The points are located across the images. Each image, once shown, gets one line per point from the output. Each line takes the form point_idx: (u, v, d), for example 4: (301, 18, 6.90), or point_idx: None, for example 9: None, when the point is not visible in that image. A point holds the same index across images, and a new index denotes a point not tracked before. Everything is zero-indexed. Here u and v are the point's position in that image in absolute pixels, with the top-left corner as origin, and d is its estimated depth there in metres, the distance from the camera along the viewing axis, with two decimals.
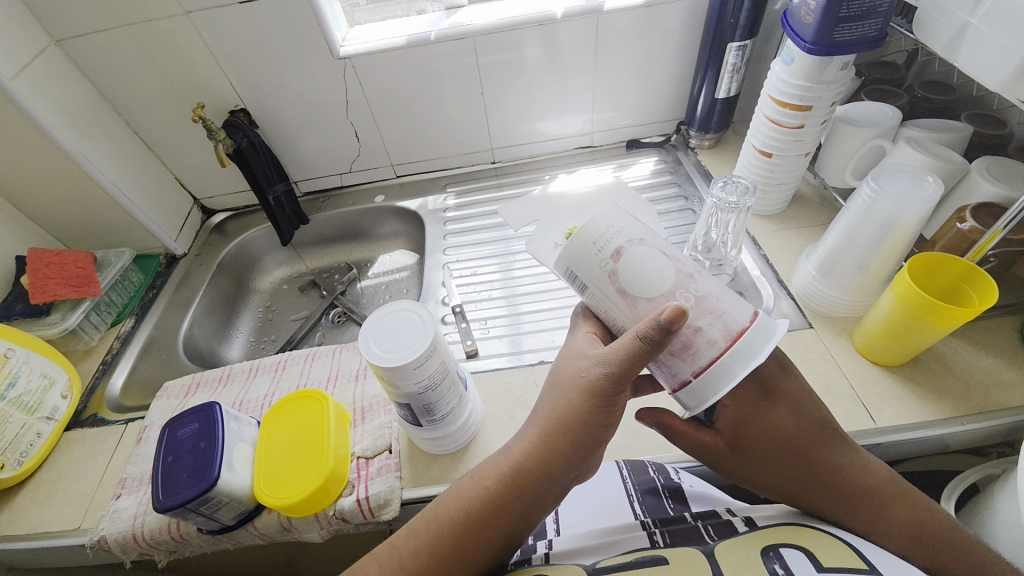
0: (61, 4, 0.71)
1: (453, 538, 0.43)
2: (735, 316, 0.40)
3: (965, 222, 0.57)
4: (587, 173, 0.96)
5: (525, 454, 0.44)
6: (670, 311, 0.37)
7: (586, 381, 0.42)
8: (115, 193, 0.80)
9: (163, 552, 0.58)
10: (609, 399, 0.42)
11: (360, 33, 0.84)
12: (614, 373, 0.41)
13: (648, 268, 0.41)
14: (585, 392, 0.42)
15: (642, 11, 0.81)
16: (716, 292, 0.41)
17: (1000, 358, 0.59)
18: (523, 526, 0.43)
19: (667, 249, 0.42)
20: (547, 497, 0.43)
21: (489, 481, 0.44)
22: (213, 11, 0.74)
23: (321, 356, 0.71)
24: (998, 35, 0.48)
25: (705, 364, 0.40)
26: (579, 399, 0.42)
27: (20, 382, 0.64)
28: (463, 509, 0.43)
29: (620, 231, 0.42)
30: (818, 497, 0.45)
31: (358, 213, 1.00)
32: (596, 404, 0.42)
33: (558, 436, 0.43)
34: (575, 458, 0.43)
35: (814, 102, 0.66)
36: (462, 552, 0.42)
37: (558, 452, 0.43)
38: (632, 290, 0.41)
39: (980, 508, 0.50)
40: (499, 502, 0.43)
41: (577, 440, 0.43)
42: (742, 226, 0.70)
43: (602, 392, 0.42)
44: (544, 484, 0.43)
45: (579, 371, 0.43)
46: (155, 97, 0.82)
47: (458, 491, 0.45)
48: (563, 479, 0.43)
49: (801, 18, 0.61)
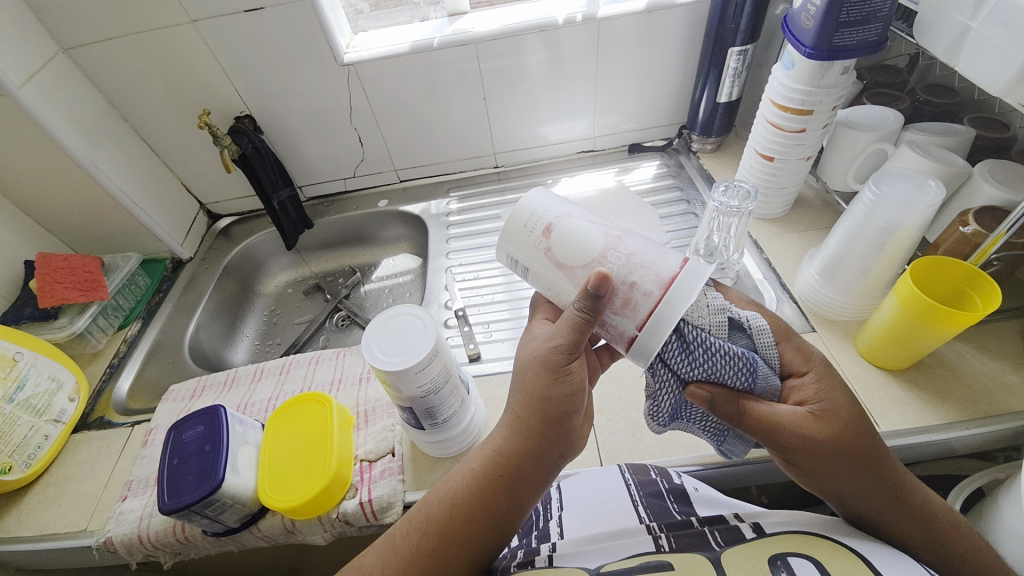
0: (70, 13, 0.72)
1: (445, 522, 0.43)
2: (663, 266, 0.42)
3: (968, 226, 0.57)
4: (589, 177, 0.97)
5: (507, 438, 0.44)
6: (595, 277, 0.40)
7: (541, 356, 0.44)
8: (122, 198, 0.81)
9: (169, 554, 0.59)
10: (563, 369, 0.43)
11: (363, 40, 0.85)
12: (563, 343, 0.43)
13: (577, 237, 0.44)
14: (540, 366, 0.44)
15: (643, 17, 0.81)
16: (643, 250, 0.43)
17: (1006, 362, 0.58)
18: (510, 511, 0.44)
19: (595, 219, 0.46)
20: (533, 477, 0.44)
21: (476, 464, 0.45)
22: (219, 18, 0.75)
23: (325, 359, 0.72)
24: (999, 40, 0.48)
25: (645, 316, 0.41)
26: (537, 375, 0.44)
27: (28, 385, 0.65)
28: (453, 494, 0.44)
29: (547, 210, 0.46)
30: (879, 480, 0.43)
31: (362, 218, 1.00)
32: (551, 376, 0.43)
33: (529, 416, 0.44)
34: (549, 433, 0.44)
35: (814, 106, 0.66)
36: (455, 537, 0.42)
37: (534, 432, 0.43)
38: (568, 261, 0.44)
39: (986, 513, 0.50)
40: (485, 484, 0.43)
41: (545, 414, 0.43)
42: (743, 230, 0.71)
43: (556, 364, 0.43)
44: (526, 463, 0.44)
45: (533, 349, 0.45)
46: (162, 104, 0.84)
47: (448, 478, 0.46)
48: (547, 458, 0.44)
49: (802, 23, 0.61)
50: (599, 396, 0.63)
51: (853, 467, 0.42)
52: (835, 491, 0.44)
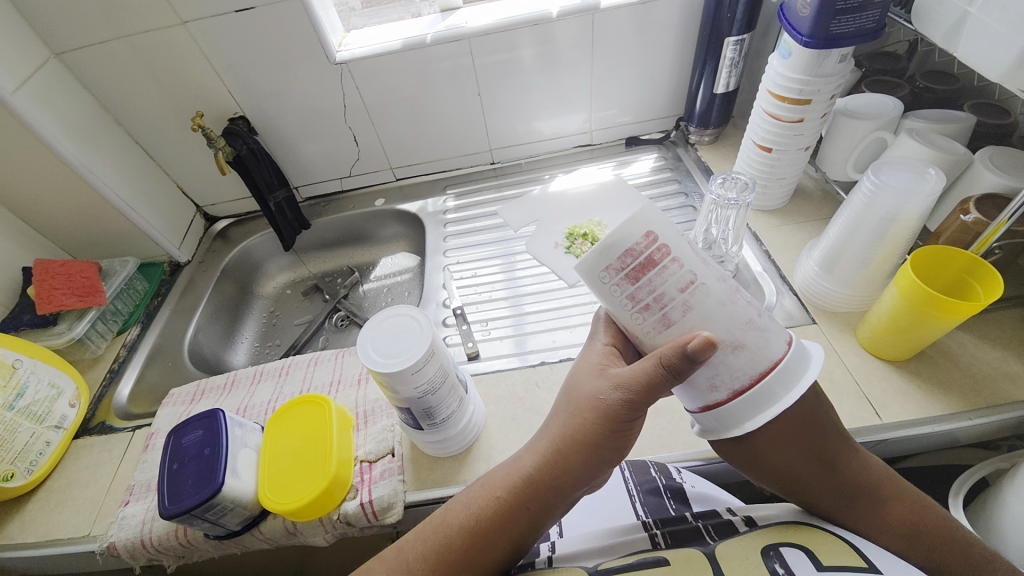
0: (59, 17, 0.71)
1: (465, 544, 0.43)
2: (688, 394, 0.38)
3: (968, 214, 0.56)
4: (586, 171, 0.96)
5: (538, 468, 0.43)
6: (702, 341, 0.33)
7: (605, 407, 0.41)
8: (116, 202, 0.81)
9: (172, 557, 0.59)
10: (625, 423, 0.41)
11: (357, 38, 0.84)
12: (632, 399, 0.39)
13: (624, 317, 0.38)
14: (604, 414, 0.41)
15: (638, 8, 0.80)
16: None
17: (1008, 351, 0.58)
18: (528, 536, 0.44)
19: (631, 323, 0.36)
20: (556, 507, 0.44)
21: (501, 491, 0.44)
22: (209, 19, 0.74)
23: (325, 360, 0.72)
24: (997, 24, 0.47)
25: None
26: (596, 419, 0.41)
27: (28, 392, 0.65)
28: (474, 518, 0.44)
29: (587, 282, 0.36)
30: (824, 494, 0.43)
31: (359, 217, 1.00)
32: (611, 424, 0.41)
33: (565, 453, 0.42)
34: (584, 477, 0.43)
35: (812, 95, 0.65)
36: (471, 561, 0.43)
37: (571, 469, 0.43)
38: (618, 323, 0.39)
39: (989, 504, 0.50)
40: (510, 511, 0.43)
41: (586, 458, 0.42)
42: (742, 223, 0.70)
43: (618, 417, 0.41)
44: (551, 496, 0.43)
45: (597, 392, 0.42)
46: (155, 106, 0.83)
47: (467, 498, 0.45)
48: (572, 491, 0.44)
49: (798, 11, 0.60)
50: None
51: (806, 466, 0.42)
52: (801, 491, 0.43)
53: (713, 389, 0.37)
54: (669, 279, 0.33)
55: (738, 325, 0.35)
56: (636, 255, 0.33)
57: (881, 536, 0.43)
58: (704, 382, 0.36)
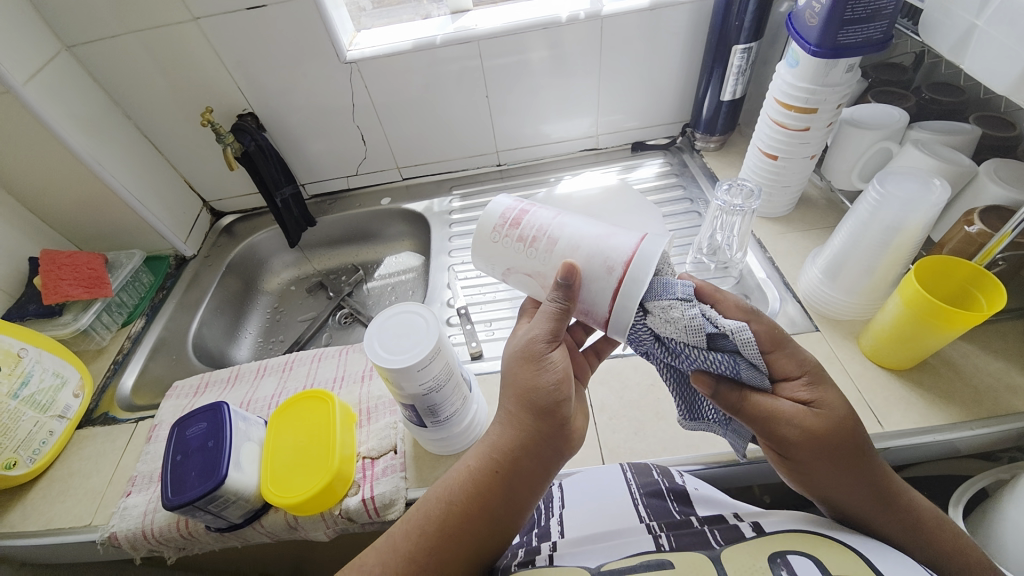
0: (74, 12, 0.72)
1: (442, 519, 0.43)
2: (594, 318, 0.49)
3: (972, 225, 0.57)
4: (591, 175, 0.97)
5: (500, 432, 0.45)
6: (565, 269, 0.43)
7: (530, 350, 0.45)
8: (124, 194, 0.81)
9: (173, 549, 0.59)
10: (546, 357, 0.44)
11: (367, 37, 0.84)
12: (543, 332, 0.45)
13: (528, 284, 0.50)
14: (526, 356, 0.45)
15: (647, 13, 0.81)
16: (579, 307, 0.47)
17: (1010, 362, 0.58)
18: (510, 511, 0.44)
19: (532, 263, 0.49)
20: (531, 474, 0.44)
21: (472, 461, 0.45)
22: (221, 16, 0.75)
23: (329, 356, 0.72)
24: (1004, 37, 0.48)
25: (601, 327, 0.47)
26: (527, 368, 0.44)
27: (33, 381, 0.65)
28: (450, 490, 0.45)
29: (496, 262, 0.51)
30: (853, 495, 0.43)
31: (365, 215, 1.00)
32: (534, 365, 0.44)
33: (520, 410, 0.44)
34: (546, 434, 0.44)
35: (819, 104, 0.66)
36: (451, 536, 0.43)
37: (530, 430, 0.44)
38: (527, 287, 0.51)
39: (989, 514, 0.50)
40: (482, 480, 0.44)
41: (539, 412, 0.44)
42: (747, 228, 0.71)
43: (536, 353, 0.45)
44: (523, 459, 0.44)
45: (519, 340, 0.46)
46: (164, 101, 0.84)
47: (446, 474, 0.46)
48: (542, 454, 0.44)
49: (806, 21, 0.61)
50: (600, 394, 0.62)
51: (832, 467, 0.42)
52: (816, 489, 0.44)
53: (610, 270, 0.44)
54: (536, 220, 0.49)
55: (597, 232, 0.46)
56: (503, 222, 0.50)
57: (883, 531, 0.44)
58: (599, 264, 0.44)
